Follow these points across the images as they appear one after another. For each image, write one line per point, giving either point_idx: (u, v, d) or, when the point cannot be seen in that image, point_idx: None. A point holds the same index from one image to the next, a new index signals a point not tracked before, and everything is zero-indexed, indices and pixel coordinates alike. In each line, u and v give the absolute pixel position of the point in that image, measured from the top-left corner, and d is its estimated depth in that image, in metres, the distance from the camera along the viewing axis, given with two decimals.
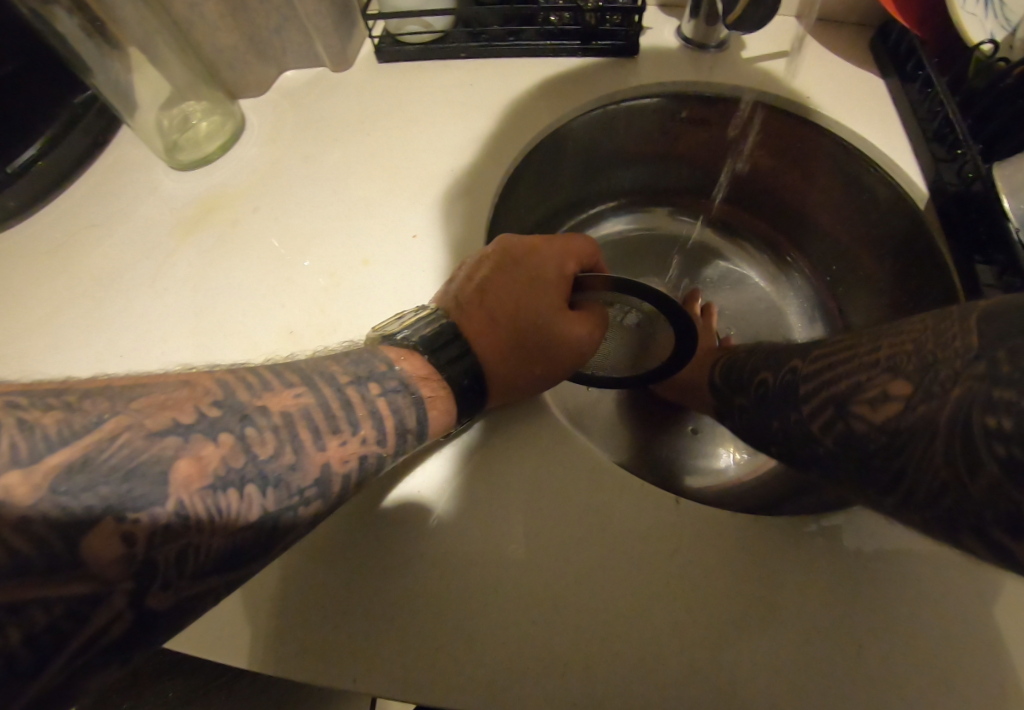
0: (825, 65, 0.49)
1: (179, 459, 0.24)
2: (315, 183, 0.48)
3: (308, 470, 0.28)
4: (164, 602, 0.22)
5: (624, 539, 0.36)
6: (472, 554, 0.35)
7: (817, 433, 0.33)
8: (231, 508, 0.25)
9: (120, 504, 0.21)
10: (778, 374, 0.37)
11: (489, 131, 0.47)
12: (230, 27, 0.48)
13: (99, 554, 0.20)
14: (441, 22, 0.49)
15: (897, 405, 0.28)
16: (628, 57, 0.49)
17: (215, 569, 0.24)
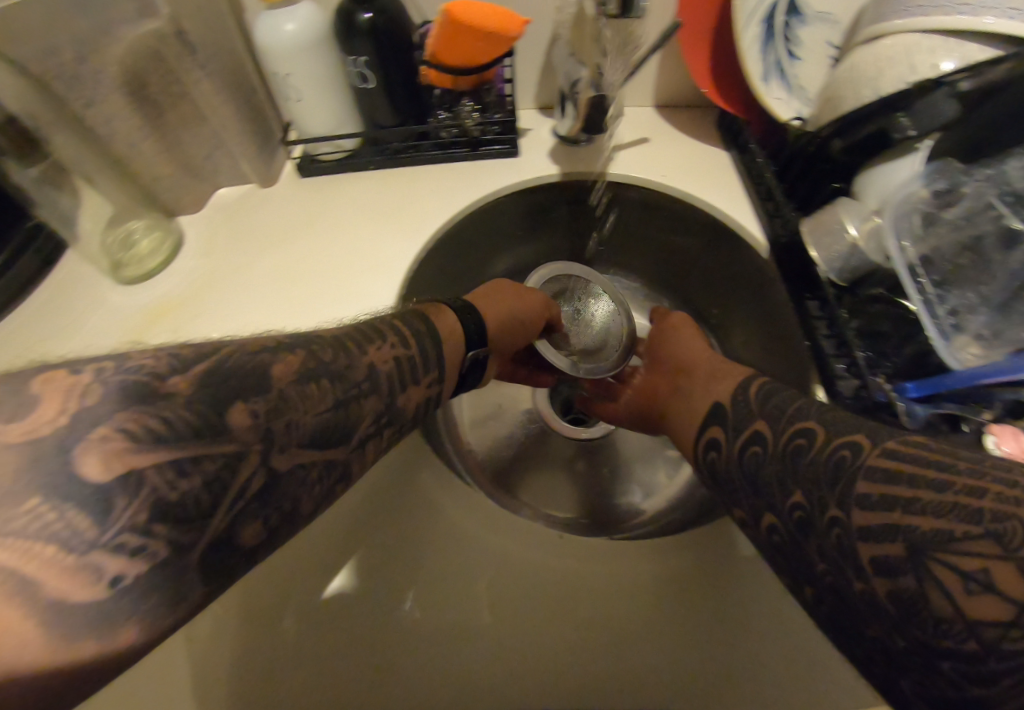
0: (677, 146, 0.59)
1: (274, 365, 0.33)
2: (247, 290, 0.54)
3: (361, 370, 0.38)
4: (282, 463, 0.32)
5: (526, 571, 0.43)
6: (400, 603, 0.42)
7: (863, 561, 0.30)
8: (314, 395, 0.34)
9: (241, 393, 0.31)
10: (820, 442, 0.35)
11: (397, 231, 0.55)
12: (165, 158, 0.56)
13: (239, 423, 0.30)
14: (349, 143, 0.59)
15: (1000, 609, 0.25)
16: (509, 154, 0.58)
17: (313, 439, 0.34)
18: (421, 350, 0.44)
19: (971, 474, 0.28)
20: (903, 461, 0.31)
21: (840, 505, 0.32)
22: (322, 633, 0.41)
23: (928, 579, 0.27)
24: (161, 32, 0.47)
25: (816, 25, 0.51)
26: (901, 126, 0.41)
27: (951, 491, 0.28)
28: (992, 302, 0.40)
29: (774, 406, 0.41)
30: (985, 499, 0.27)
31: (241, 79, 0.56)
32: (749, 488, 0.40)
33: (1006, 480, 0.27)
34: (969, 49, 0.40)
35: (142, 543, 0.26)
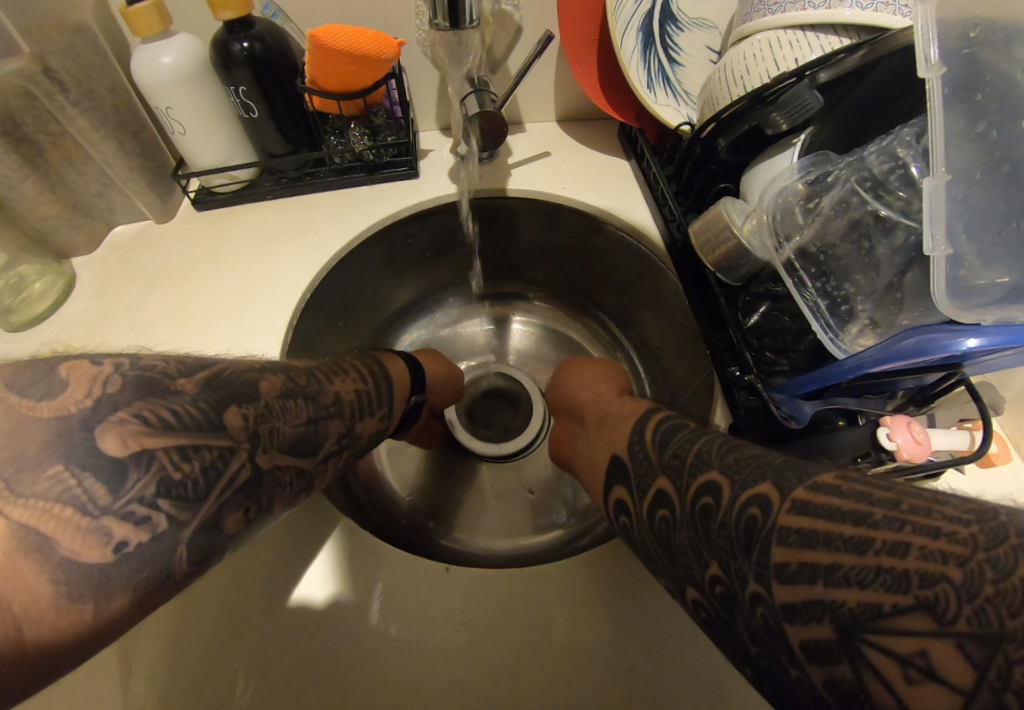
0: (577, 158, 0.59)
1: (263, 379, 0.36)
2: (137, 330, 0.52)
3: (328, 393, 0.40)
4: (265, 461, 0.34)
5: (473, 608, 0.40)
6: (332, 649, 0.38)
7: (793, 644, 0.24)
8: (293, 410, 0.37)
9: (233, 399, 0.33)
10: (728, 498, 0.30)
11: (295, 260, 0.54)
12: (51, 200, 0.54)
13: (233, 423, 0.33)
14: (244, 174, 0.58)
15: (946, 696, 0.20)
16: (408, 172, 0.58)
17: (290, 445, 0.36)
18: (376, 384, 0.46)
19: (890, 525, 0.23)
20: (813, 506, 0.26)
21: (756, 576, 0.26)
22: (246, 677, 0.37)
23: (862, 665, 0.22)
24: (28, 72, 0.46)
25: (694, 31, 0.52)
26: (773, 122, 0.41)
27: (873, 550, 0.23)
28: (873, 291, 0.38)
29: (675, 452, 0.36)
30: (910, 556, 0.22)
31: (126, 115, 0.55)
32: (668, 563, 0.33)
33: (931, 528, 0.22)
34: (830, 41, 0.40)
35: (146, 515, 0.28)
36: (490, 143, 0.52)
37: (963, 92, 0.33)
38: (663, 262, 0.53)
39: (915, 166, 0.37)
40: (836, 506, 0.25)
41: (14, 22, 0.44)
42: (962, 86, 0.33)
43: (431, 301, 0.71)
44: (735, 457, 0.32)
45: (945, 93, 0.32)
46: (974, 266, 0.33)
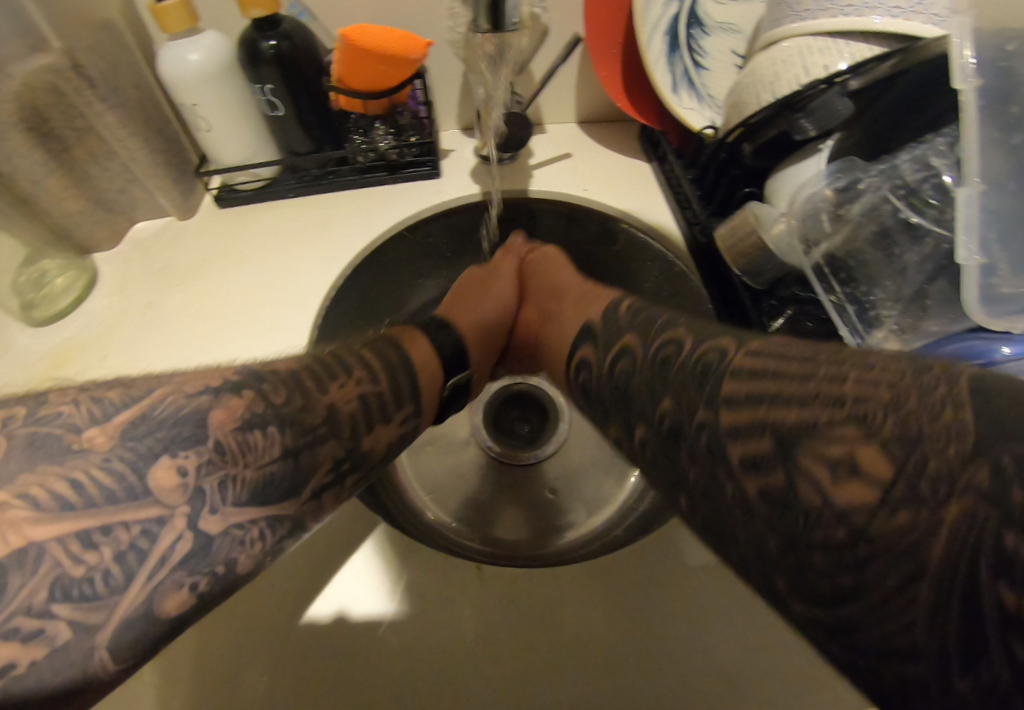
0: (599, 159, 0.59)
1: (214, 409, 0.28)
2: (158, 326, 0.52)
3: (318, 411, 0.33)
4: (214, 525, 0.26)
5: (496, 607, 0.40)
6: (357, 645, 0.39)
7: (732, 459, 0.26)
8: (260, 445, 0.29)
9: (169, 446, 0.26)
10: (689, 349, 0.32)
11: (317, 258, 0.54)
12: (75, 195, 0.54)
13: (162, 483, 0.25)
14: (267, 171, 0.58)
15: (868, 490, 0.21)
16: (430, 172, 0.58)
17: (253, 494, 0.28)
18: (391, 382, 0.40)
19: (833, 365, 0.25)
20: (765, 359, 0.27)
21: (705, 406, 0.28)
22: (272, 673, 0.38)
23: (795, 469, 0.23)
24: (58, 66, 0.47)
25: (720, 35, 0.52)
26: (801, 129, 0.41)
27: (814, 381, 0.24)
28: (901, 297, 0.39)
29: (642, 318, 0.40)
30: (848, 384, 0.23)
31: (151, 112, 0.55)
32: (622, 403, 0.36)
33: (865, 363, 0.24)
34: (860, 49, 0.40)
35: (39, 626, 0.21)
36: (513, 144, 0.53)
37: (998, 103, 0.33)
38: (686, 264, 0.54)
39: (948, 175, 0.38)
40: (781, 350, 0.27)
41: (44, 18, 0.44)
42: (997, 98, 0.33)
43: None
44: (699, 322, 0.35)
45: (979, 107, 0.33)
46: (1007, 275, 0.33)
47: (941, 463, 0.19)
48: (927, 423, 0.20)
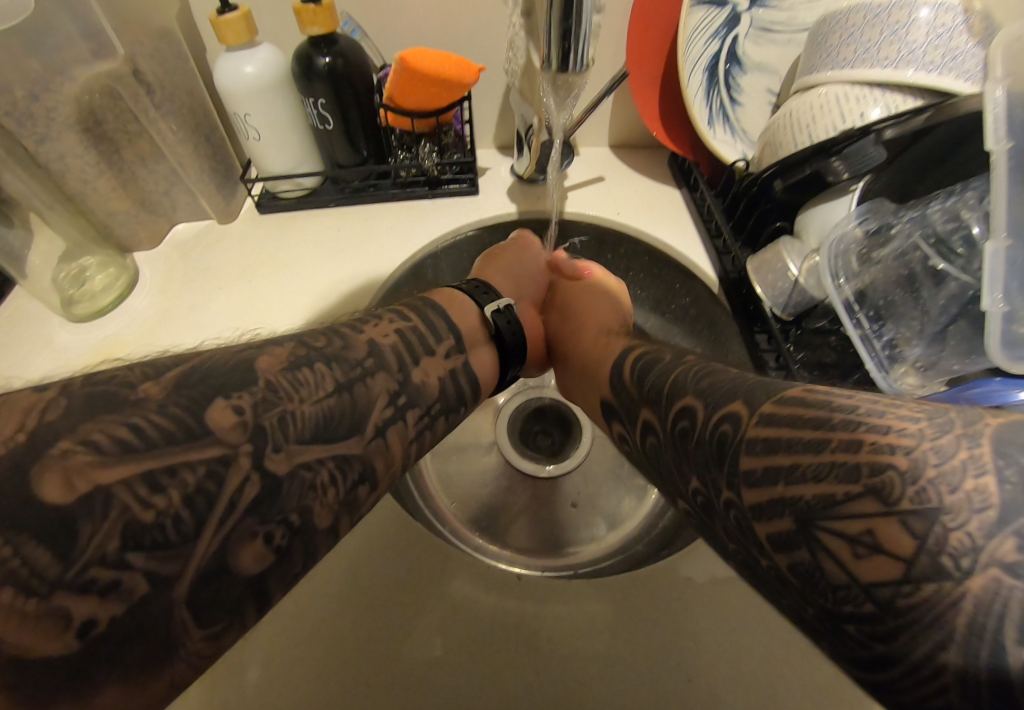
0: (630, 184, 0.61)
1: (262, 359, 0.32)
2: (200, 330, 0.53)
3: (359, 348, 0.37)
4: (279, 464, 0.29)
5: (525, 623, 0.39)
6: (377, 662, 0.37)
7: (762, 537, 0.26)
8: (311, 382, 0.33)
9: (222, 392, 0.29)
10: (704, 420, 0.32)
11: (357, 268, 0.56)
12: (122, 196, 0.55)
13: (222, 423, 0.28)
14: (309, 181, 0.60)
15: (891, 565, 0.22)
16: (468, 189, 0.60)
17: (315, 432, 0.31)
18: (421, 317, 0.43)
19: (845, 426, 0.25)
20: (774, 422, 0.28)
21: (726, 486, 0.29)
22: (293, 686, 0.36)
23: (817, 548, 0.24)
24: (119, 73, 0.48)
25: (756, 74, 0.54)
26: (835, 170, 0.43)
27: (828, 448, 0.25)
28: (925, 336, 0.42)
29: (652, 393, 0.39)
30: (861, 451, 0.24)
31: (201, 118, 0.57)
32: (659, 476, 0.37)
33: (882, 426, 0.25)
34: (895, 99, 0.42)
35: (114, 578, 0.23)
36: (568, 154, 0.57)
37: None
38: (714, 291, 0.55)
39: (976, 227, 0.41)
40: (782, 414, 0.28)
41: (111, 25, 0.46)
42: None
43: None
44: (711, 379, 0.35)
45: (1011, 166, 0.35)
46: None
47: (964, 536, 0.20)
48: (947, 494, 0.21)
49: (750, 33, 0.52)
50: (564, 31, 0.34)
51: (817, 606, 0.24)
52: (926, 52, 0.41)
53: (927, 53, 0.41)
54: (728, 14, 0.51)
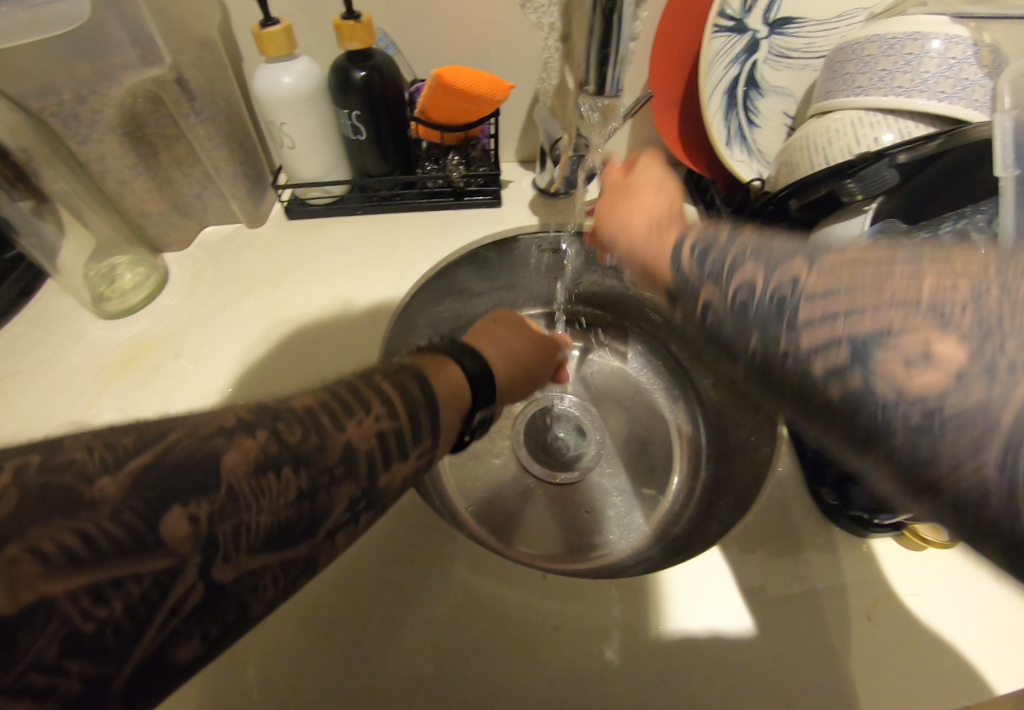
0: None
1: (227, 450, 0.25)
2: (229, 329, 0.54)
3: (333, 450, 0.28)
4: (225, 574, 0.24)
5: (547, 622, 0.39)
6: (401, 654, 0.38)
7: (816, 377, 0.24)
8: (275, 486, 0.26)
9: (179, 493, 0.23)
10: (767, 282, 0.28)
11: (383, 274, 0.58)
12: (156, 197, 0.57)
13: (173, 533, 0.23)
14: (337, 188, 0.62)
15: (943, 375, 0.20)
16: (491, 200, 0.61)
17: (269, 541, 0.25)
18: (411, 417, 0.32)
19: (907, 267, 0.23)
20: (840, 265, 0.25)
21: (764, 334, 0.27)
22: (319, 675, 0.37)
23: (870, 374, 0.22)
24: (163, 79, 0.50)
25: (773, 98, 0.56)
26: (849, 190, 0.45)
27: (890, 289, 0.23)
28: None
29: (708, 264, 0.31)
30: (927, 283, 0.22)
31: (236, 125, 0.59)
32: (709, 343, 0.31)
33: (949, 263, 0.22)
34: (907, 126, 0.45)
35: (52, 682, 0.19)
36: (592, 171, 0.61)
37: None
38: None
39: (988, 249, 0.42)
40: (850, 264, 0.25)
41: (161, 35, 0.48)
42: None
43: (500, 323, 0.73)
44: (769, 244, 0.29)
45: None
46: None
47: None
48: (1014, 312, 0.20)
49: (769, 59, 0.54)
50: (603, 57, 0.36)
51: (853, 437, 0.23)
52: (937, 82, 0.43)
53: (939, 83, 0.43)
54: (748, 40, 0.53)
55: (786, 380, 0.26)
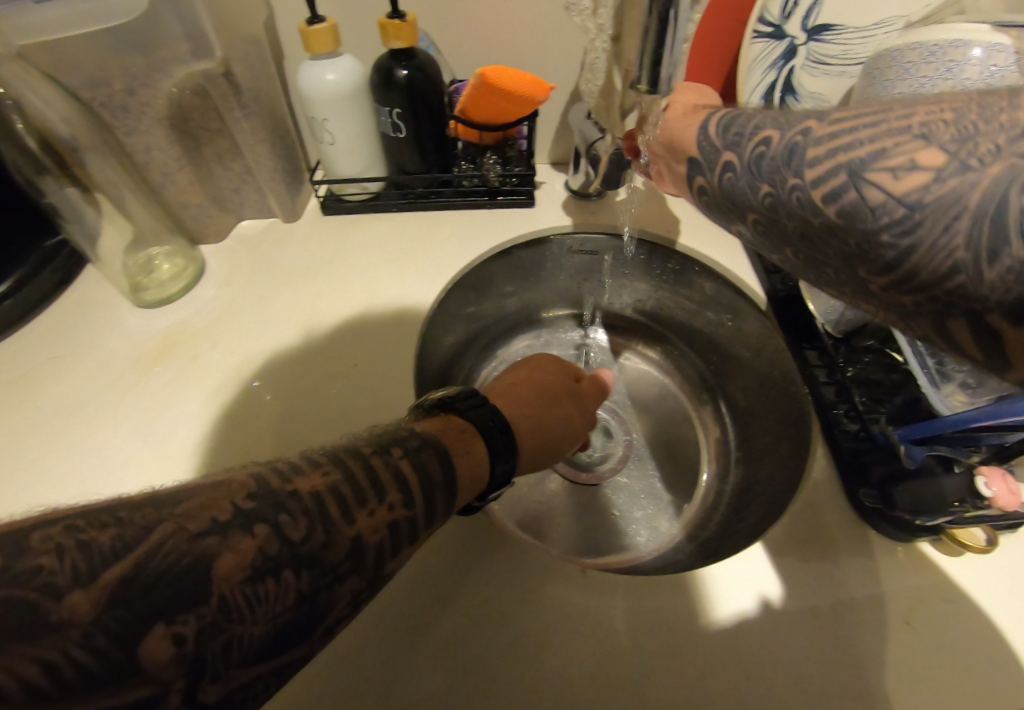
0: (679, 205, 0.65)
1: (221, 553, 0.22)
2: (266, 321, 0.55)
3: (341, 546, 0.25)
4: (212, 694, 0.21)
5: (582, 617, 0.39)
6: (437, 642, 0.38)
7: (813, 203, 0.29)
8: (273, 592, 0.23)
9: (165, 607, 0.20)
10: (785, 132, 0.32)
11: (418, 271, 0.58)
12: (197, 190, 0.58)
13: (153, 657, 0.20)
14: (373, 185, 0.63)
15: (926, 174, 0.25)
16: (524, 199, 0.62)
17: (264, 651, 0.23)
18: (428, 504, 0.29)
19: (903, 119, 0.27)
20: (847, 115, 0.29)
21: (770, 179, 0.32)
22: (356, 658, 0.37)
23: (863, 184, 0.27)
24: (211, 73, 0.51)
25: (809, 104, 0.56)
26: None
27: (885, 124, 0.28)
28: None
29: (735, 132, 0.35)
30: (919, 119, 0.27)
31: (277, 121, 0.60)
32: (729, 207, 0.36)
33: (928, 116, 0.26)
34: None
35: None
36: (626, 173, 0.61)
37: None
38: (761, 308, 0.58)
39: None
40: (854, 119, 0.29)
41: (213, 31, 0.49)
42: None
43: (529, 322, 0.73)
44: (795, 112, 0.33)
45: None
46: None
47: (990, 144, 0.24)
48: (991, 121, 0.24)
49: (806, 65, 0.55)
50: (655, 57, 0.36)
51: (847, 252, 0.28)
52: (980, 89, 0.43)
53: (982, 88, 0.43)
54: (787, 46, 0.55)
55: (790, 215, 0.31)
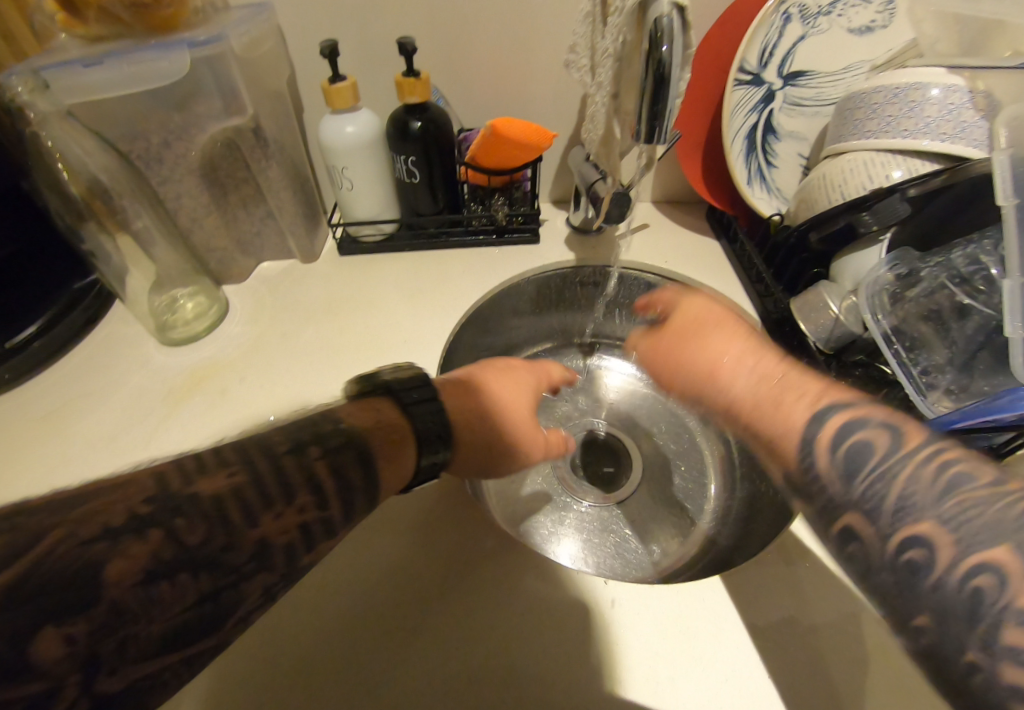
0: (673, 236, 0.70)
1: (110, 562, 0.22)
2: (292, 353, 0.59)
3: (246, 547, 0.26)
4: (115, 685, 0.22)
5: (578, 612, 0.41)
6: (449, 647, 0.39)
7: None
8: (171, 593, 0.23)
9: (54, 612, 0.21)
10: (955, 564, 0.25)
11: (434, 303, 0.62)
12: (222, 233, 0.63)
13: (45, 655, 0.20)
14: (388, 227, 0.67)
15: None
16: (529, 234, 0.67)
17: (164, 647, 0.23)
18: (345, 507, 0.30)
19: None
20: None
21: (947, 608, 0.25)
22: (370, 661, 0.38)
23: None
24: (241, 127, 0.56)
25: (789, 141, 0.62)
26: (865, 222, 0.50)
27: None
28: (953, 364, 0.47)
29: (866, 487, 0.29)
30: None
31: (299, 171, 0.65)
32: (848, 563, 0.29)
33: None
34: (914, 163, 0.49)
35: None
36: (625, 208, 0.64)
37: None
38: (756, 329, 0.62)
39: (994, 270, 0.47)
40: None
41: (245, 93, 0.54)
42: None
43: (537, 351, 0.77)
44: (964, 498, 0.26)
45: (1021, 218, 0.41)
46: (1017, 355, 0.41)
47: None
48: None
49: (783, 107, 0.60)
50: (653, 111, 0.41)
51: None
52: (939, 125, 0.47)
53: (940, 125, 0.47)
54: (765, 91, 0.59)
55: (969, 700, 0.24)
